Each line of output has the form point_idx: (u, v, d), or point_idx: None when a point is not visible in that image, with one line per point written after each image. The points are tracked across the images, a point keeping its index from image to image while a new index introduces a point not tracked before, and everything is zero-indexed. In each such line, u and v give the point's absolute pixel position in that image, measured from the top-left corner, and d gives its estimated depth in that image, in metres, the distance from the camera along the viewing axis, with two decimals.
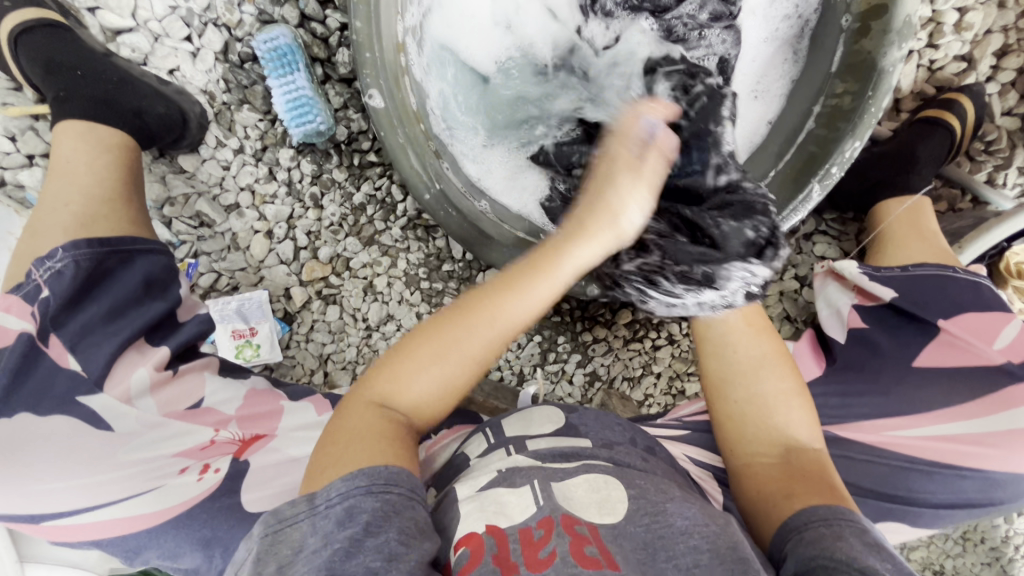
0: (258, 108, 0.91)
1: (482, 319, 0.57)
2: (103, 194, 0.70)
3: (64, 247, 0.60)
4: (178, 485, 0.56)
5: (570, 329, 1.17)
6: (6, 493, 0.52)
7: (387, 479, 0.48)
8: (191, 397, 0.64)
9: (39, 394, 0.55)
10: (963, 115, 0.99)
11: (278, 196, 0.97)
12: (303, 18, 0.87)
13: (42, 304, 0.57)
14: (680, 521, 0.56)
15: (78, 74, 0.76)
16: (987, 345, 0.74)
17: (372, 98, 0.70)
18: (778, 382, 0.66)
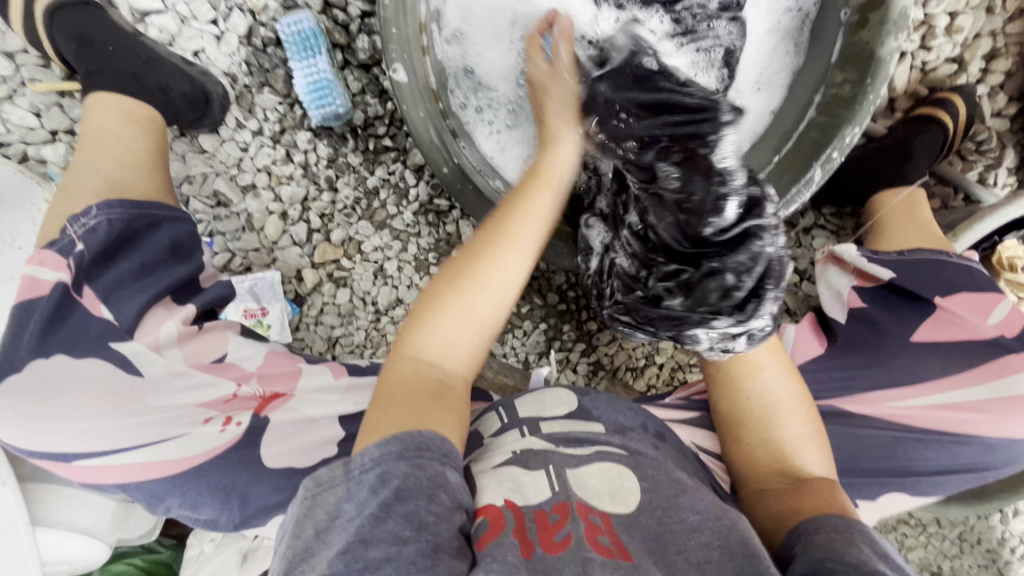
0: (279, 91, 0.94)
1: (449, 311, 0.60)
2: (131, 163, 0.72)
3: (98, 205, 0.63)
4: (203, 434, 0.61)
5: (575, 319, 1.18)
6: (45, 430, 0.57)
7: (417, 442, 0.52)
8: (215, 352, 0.67)
9: (73, 338, 0.59)
10: (955, 113, 1.04)
11: (293, 178, 0.99)
12: (325, 5, 0.92)
13: (76, 257, 0.60)
14: (691, 517, 0.57)
15: (109, 50, 0.79)
16: (982, 320, 0.78)
17: (396, 73, 0.72)
18: (794, 426, 0.68)
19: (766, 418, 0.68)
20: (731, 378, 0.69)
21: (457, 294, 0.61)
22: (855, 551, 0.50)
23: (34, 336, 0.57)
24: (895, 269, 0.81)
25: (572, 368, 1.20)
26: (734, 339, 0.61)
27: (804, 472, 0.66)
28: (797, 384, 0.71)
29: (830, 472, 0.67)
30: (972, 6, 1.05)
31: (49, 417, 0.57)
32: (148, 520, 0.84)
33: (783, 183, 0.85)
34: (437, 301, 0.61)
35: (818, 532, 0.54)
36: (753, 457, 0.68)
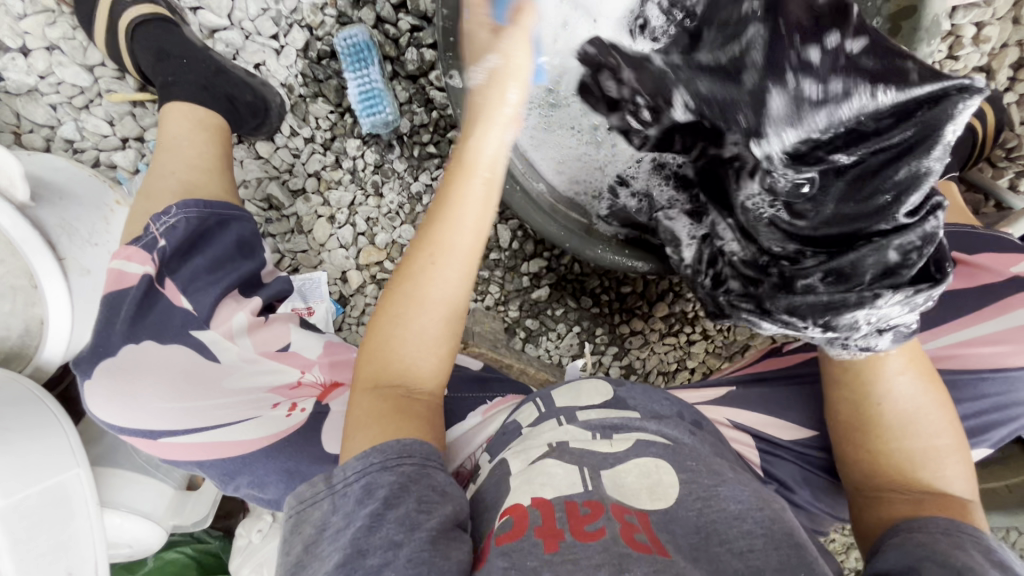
0: (331, 101, 0.99)
1: (408, 301, 0.61)
2: (203, 165, 0.78)
3: (177, 205, 0.68)
4: (274, 417, 0.63)
5: (608, 321, 1.20)
6: (134, 408, 0.60)
7: (398, 450, 0.54)
8: (280, 341, 0.70)
9: (160, 325, 0.63)
10: (984, 118, 1.06)
11: (342, 183, 1.04)
12: (378, 20, 0.96)
13: (159, 251, 0.64)
14: (733, 506, 0.58)
15: (183, 62, 0.85)
16: (1004, 269, 0.75)
17: (453, 79, 0.77)
18: (933, 436, 0.61)
19: (904, 422, 0.61)
20: (861, 380, 0.62)
21: (419, 274, 0.61)
22: (957, 553, 0.49)
23: (126, 322, 0.62)
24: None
25: (604, 371, 1.22)
26: (880, 335, 0.58)
27: (945, 485, 0.59)
28: (937, 386, 0.63)
29: (972, 491, 0.61)
30: (1000, 17, 1.08)
31: (139, 396, 0.60)
32: (203, 509, 0.87)
33: None
34: (390, 304, 0.62)
35: (925, 533, 0.53)
36: (888, 465, 0.61)
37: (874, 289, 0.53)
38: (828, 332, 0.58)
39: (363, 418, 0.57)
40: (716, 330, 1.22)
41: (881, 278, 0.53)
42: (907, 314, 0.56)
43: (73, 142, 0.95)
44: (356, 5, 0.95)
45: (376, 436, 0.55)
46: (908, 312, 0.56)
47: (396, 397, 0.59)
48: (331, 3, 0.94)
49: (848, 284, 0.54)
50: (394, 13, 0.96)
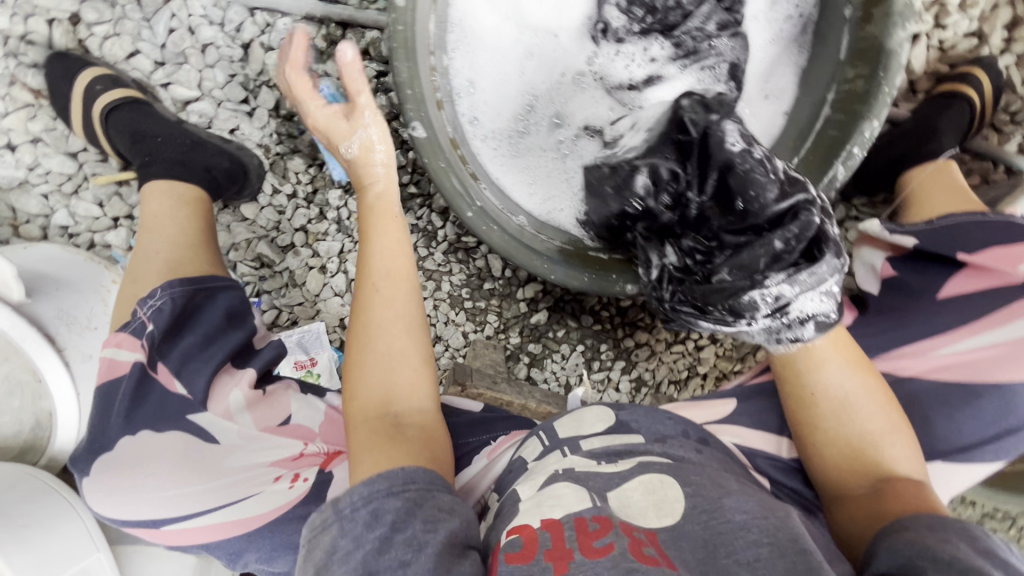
0: (306, 155, 1.01)
1: (376, 306, 0.69)
2: (187, 241, 0.78)
3: (162, 287, 0.68)
4: (274, 492, 0.60)
5: (611, 337, 1.19)
6: (136, 501, 0.59)
7: (403, 478, 0.53)
8: (280, 414, 0.69)
9: (154, 413, 0.63)
10: (979, 86, 1.01)
11: (329, 233, 1.05)
12: (343, 71, 0.96)
13: (148, 336, 0.65)
14: (737, 516, 0.56)
15: (159, 140, 0.86)
16: (1014, 268, 0.70)
17: (415, 130, 0.75)
18: (869, 422, 0.62)
19: (837, 412, 0.63)
20: (796, 373, 0.64)
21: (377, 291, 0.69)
22: (946, 546, 0.47)
23: (121, 415, 0.62)
24: (918, 234, 0.75)
25: (614, 387, 1.20)
26: (805, 325, 0.60)
27: (890, 469, 0.61)
28: (872, 372, 0.64)
29: (921, 470, 0.62)
30: None
31: (137, 488, 0.60)
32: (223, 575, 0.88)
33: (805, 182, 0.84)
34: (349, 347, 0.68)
35: (897, 534, 0.52)
36: (829, 455, 0.63)
37: (766, 268, 0.59)
38: (749, 324, 0.61)
39: (362, 445, 0.59)
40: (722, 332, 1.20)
41: (767, 262, 0.59)
42: (808, 294, 0.58)
43: (67, 228, 0.97)
44: (320, 58, 0.94)
45: (378, 462, 0.56)
46: (822, 300, 0.59)
47: (387, 420, 0.61)
48: None
49: (746, 271, 0.60)
50: (358, 61, 0.96)
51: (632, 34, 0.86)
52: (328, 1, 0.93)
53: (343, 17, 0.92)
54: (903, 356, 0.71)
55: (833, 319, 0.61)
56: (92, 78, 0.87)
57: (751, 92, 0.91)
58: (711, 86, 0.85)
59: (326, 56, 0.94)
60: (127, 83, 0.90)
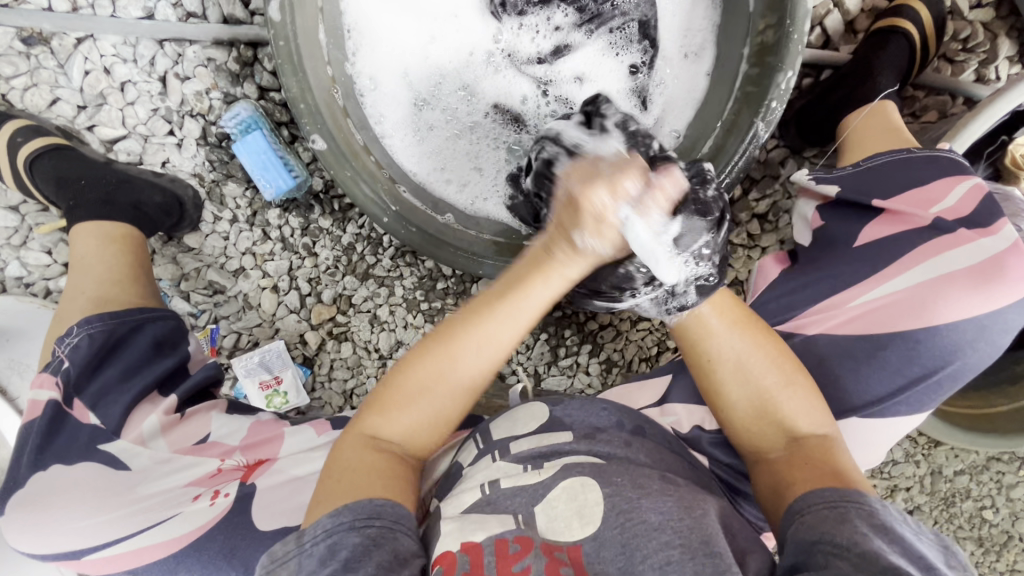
0: (241, 179, 1.00)
1: (438, 357, 0.60)
2: (113, 277, 0.80)
3: (79, 324, 0.72)
4: (195, 510, 0.66)
5: (574, 322, 1.18)
6: (54, 531, 0.64)
7: (368, 511, 0.54)
8: (198, 434, 0.73)
9: (67, 446, 0.68)
10: (917, 19, 0.97)
11: (275, 253, 1.06)
12: (261, 90, 0.96)
13: (63, 374, 0.69)
14: (654, 517, 0.56)
15: (82, 183, 0.88)
16: (926, 210, 0.76)
17: (315, 143, 0.75)
18: (763, 378, 0.65)
19: (735, 372, 0.65)
20: (695, 342, 0.66)
21: (442, 347, 0.60)
22: (846, 530, 0.52)
23: (33, 452, 0.67)
24: (844, 181, 0.81)
25: (584, 371, 1.19)
26: (685, 292, 0.62)
27: (791, 425, 0.64)
28: (761, 329, 0.67)
29: (822, 420, 0.65)
30: None
31: (56, 522, 0.65)
32: None
33: (733, 142, 0.80)
34: (400, 383, 0.61)
35: (802, 510, 0.56)
36: (740, 419, 0.66)
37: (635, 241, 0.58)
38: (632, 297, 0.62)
39: (350, 470, 0.58)
40: None
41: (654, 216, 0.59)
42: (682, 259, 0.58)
43: (21, 279, 1.00)
44: (236, 81, 0.95)
45: (365, 488, 0.56)
46: (694, 265, 0.59)
47: (388, 457, 0.60)
48: (212, 87, 0.95)
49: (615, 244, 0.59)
50: (274, 79, 0.95)
51: (531, 4, 0.85)
52: (234, 22, 0.92)
53: (251, 36, 0.92)
54: (821, 312, 0.76)
55: (713, 282, 0.63)
56: (16, 132, 0.89)
57: (671, 53, 0.88)
58: (623, 49, 0.88)
59: (241, 77, 0.95)
60: (50, 131, 0.91)
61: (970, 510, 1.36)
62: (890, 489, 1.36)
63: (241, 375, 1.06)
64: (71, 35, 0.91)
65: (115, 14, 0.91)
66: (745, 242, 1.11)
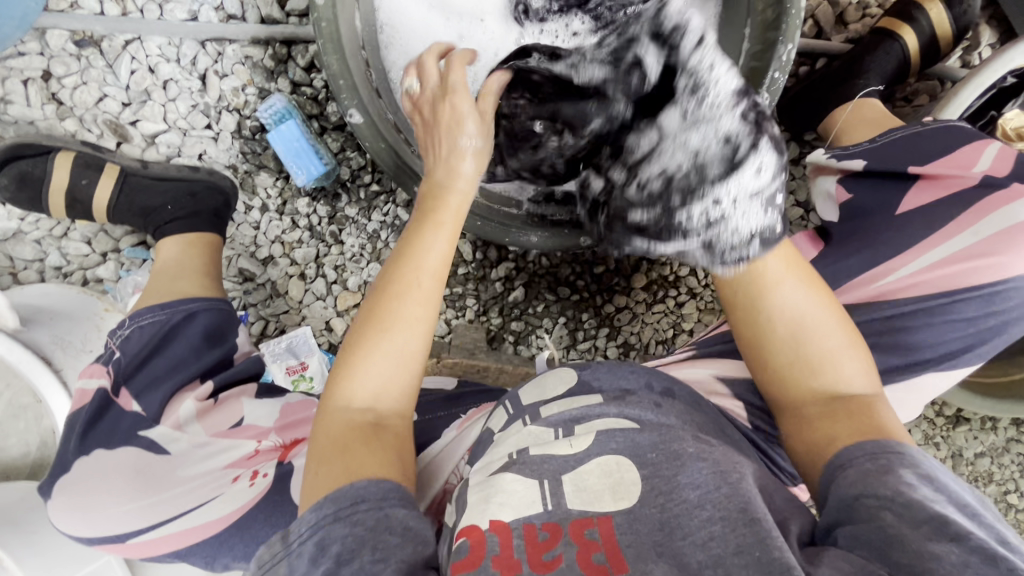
0: (273, 170, 1.06)
1: (383, 338, 0.63)
2: (195, 271, 0.88)
3: (130, 316, 0.75)
4: (236, 491, 0.68)
5: (592, 306, 1.20)
6: (97, 517, 0.66)
7: (383, 491, 0.55)
8: (233, 418, 0.74)
9: (109, 433, 0.69)
10: (919, 28, 1.03)
11: (303, 240, 1.10)
12: (294, 85, 1.03)
13: (114, 363, 0.72)
14: (692, 494, 0.57)
15: (170, 209, 0.97)
16: (967, 170, 0.81)
17: (352, 117, 0.80)
18: (826, 339, 0.66)
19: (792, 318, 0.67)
20: (751, 297, 0.68)
21: (374, 321, 0.64)
22: (889, 481, 0.54)
23: (78, 437, 0.69)
24: (869, 157, 0.84)
25: (602, 355, 1.21)
26: (750, 243, 0.67)
27: (842, 386, 0.65)
28: (822, 291, 0.68)
29: (874, 383, 0.66)
30: None
31: (97, 506, 0.67)
32: None
33: None
34: (354, 349, 0.64)
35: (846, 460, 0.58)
36: (781, 377, 0.67)
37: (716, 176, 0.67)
38: (686, 237, 0.70)
39: (327, 447, 0.59)
40: (700, 286, 1.20)
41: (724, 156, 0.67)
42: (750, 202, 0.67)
43: (60, 268, 1.05)
44: (271, 76, 1.01)
45: (344, 472, 0.56)
46: (762, 213, 0.67)
47: (362, 424, 0.61)
48: (248, 83, 1.01)
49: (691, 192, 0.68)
50: (307, 74, 1.02)
51: (552, 12, 0.90)
52: (271, 22, 0.99)
53: (286, 35, 0.99)
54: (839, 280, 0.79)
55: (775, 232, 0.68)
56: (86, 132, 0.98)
57: None
58: None
59: (276, 74, 1.01)
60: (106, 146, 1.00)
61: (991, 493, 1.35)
62: None
63: (268, 361, 1.09)
64: (120, 37, 0.98)
65: (161, 17, 0.98)
66: None
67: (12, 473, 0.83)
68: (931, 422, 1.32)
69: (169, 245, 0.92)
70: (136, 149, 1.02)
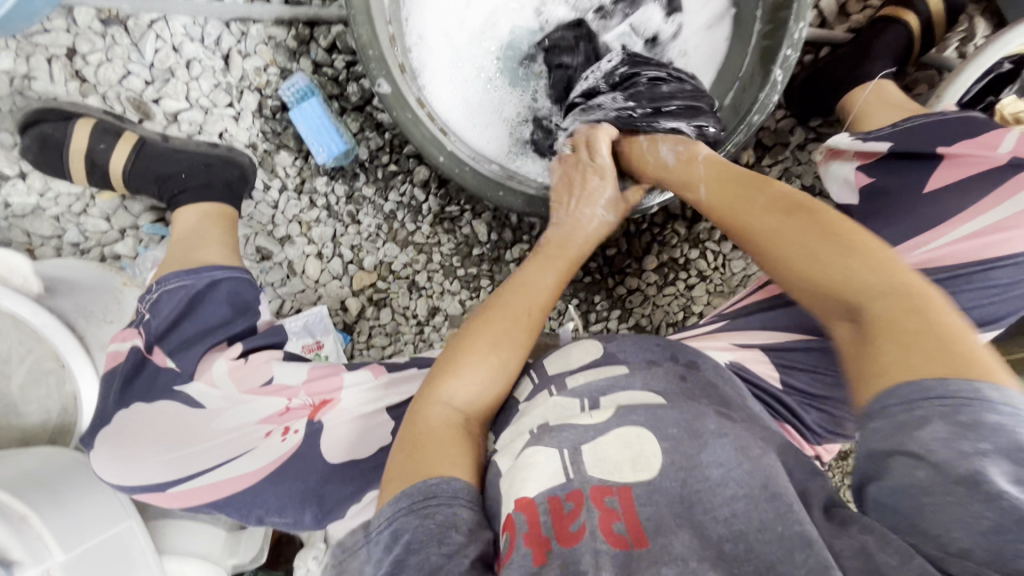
0: (292, 149, 1.08)
1: (488, 343, 0.66)
2: (210, 238, 0.84)
3: (159, 281, 0.75)
4: (269, 445, 0.71)
5: (604, 288, 1.22)
6: (137, 466, 0.69)
7: (426, 492, 0.52)
8: (264, 376, 0.73)
9: (147, 388, 0.71)
10: (921, 11, 1.07)
11: (321, 220, 1.11)
12: (316, 66, 1.05)
13: (144, 325, 0.72)
14: (715, 473, 0.52)
15: (183, 177, 0.94)
16: (992, 152, 0.74)
17: (381, 86, 0.82)
18: (832, 247, 0.55)
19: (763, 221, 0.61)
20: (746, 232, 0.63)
21: (485, 331, 0.67)
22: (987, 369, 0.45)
23: (118, 392, 0.70)
24: (891, 142, 0.81)
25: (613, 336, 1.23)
26: None
27: (904, 284, 0.51)
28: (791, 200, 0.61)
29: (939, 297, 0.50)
30: None
31: (138, 454, 0.69)
32: (256, 543, 0.92)
33: (751, 95, 0.89)
34: (465, 350, 0.65)
35: (926, 401, 0.44)
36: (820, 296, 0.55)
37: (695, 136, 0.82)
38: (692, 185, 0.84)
39: (432, 437, 0.58)
40: (711, 269, 1.21)
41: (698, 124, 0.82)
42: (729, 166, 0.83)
43: (78, 244, 1.05)
44: (293, 57, 1.04)
45: (451, 460, 0.55)
46: None
47: (459, 426, 0.60)
48: (271, 63, 1.04)
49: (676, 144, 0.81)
50: (328, 55, 1.04)
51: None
52: (294, 4, 1.02)
53: (309, 16, 1.02)
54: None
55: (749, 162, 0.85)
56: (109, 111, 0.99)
57: (695, 23, 0.99)
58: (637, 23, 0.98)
59: (298, 54, 1.04)
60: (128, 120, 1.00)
61: None
62: None
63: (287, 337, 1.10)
64: (145, 16, 0.99)
65: None
66: None
67: (30, 441, 0.82)
68: None
69: (183, 215, 0.90)
70: (157, 126, 1.03)
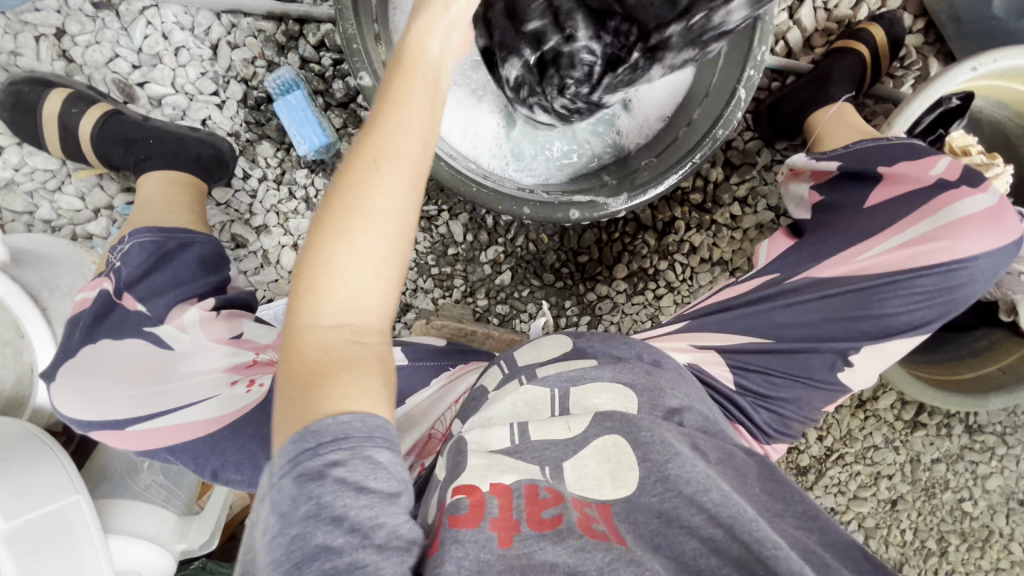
0: (274, 140, 1.10)
1: (350, 227, 0.49)
2: (175, 208, 0.86)
3: (132, 234, 0.76)
4: (233, 394, 0.71)
5: (574, 293, 1.25)
6: (96, 401, 0.68)
7: (335, 433, 0.45)
8: (232, 330, 0.77)
9: (117, 325, 0.71)
10: (871, 40, 1.15)
11: (298, 211, 1.12)
12: (303, 61, 1.07)
13: (114, 272, 0.73)
14: (688, 489, 0.52)
15: (149, 142, 0.96)
16: (923, 172, 0.79)
17: (363, 79, 0.85)
18: None
19: None
20: None
21: (339, 212, 0.49)
22: None
23: (85, 327, 0.70)
24: (841, 159, 0.84)
25: None
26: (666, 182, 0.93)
27: None
28: None
29: None
30: None
31: (100, 386, 0.69)
32: (209, 528, 0.90)
33: (716, 109, 0.90)
34: (321, 244, 0.49)
35: None
36: None
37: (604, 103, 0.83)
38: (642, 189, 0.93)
39: (305, 372, 0.47)
40: (678, 280, 1.25)
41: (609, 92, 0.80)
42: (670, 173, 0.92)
43: (50, 222, 1.05)
44: (281, 51, 1.06)
45: (341, 394, 0.46)
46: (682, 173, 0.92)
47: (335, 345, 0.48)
48: (258, 55, 1.06)
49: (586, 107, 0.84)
50: (316, 52, 1.07)
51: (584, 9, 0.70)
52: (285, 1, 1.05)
53: (300, 13, 1.05)
54: (803, 262, 0.83)
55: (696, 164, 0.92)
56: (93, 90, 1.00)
57: None
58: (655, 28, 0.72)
59: (286, 49, 1.07)
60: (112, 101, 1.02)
61: (950, 502, 1.34)
62: (875, 477, 1.34)
63: None
64: (138, 3, 1.02)
65: None
66: (728, 222, 1.24)
67: None
68: (895, 427, 1.33)
69: (163, 175, 0.93)
70: (142, 110, 1.05)
